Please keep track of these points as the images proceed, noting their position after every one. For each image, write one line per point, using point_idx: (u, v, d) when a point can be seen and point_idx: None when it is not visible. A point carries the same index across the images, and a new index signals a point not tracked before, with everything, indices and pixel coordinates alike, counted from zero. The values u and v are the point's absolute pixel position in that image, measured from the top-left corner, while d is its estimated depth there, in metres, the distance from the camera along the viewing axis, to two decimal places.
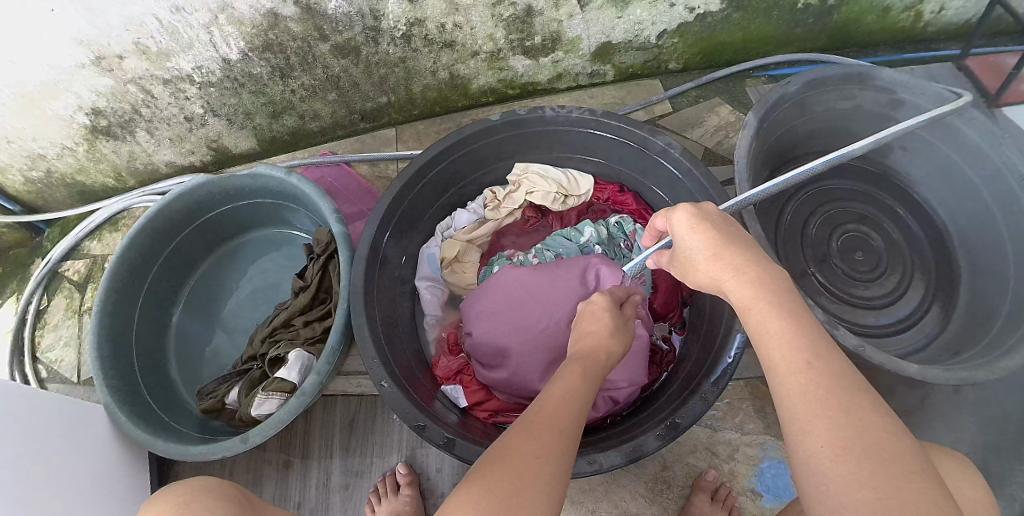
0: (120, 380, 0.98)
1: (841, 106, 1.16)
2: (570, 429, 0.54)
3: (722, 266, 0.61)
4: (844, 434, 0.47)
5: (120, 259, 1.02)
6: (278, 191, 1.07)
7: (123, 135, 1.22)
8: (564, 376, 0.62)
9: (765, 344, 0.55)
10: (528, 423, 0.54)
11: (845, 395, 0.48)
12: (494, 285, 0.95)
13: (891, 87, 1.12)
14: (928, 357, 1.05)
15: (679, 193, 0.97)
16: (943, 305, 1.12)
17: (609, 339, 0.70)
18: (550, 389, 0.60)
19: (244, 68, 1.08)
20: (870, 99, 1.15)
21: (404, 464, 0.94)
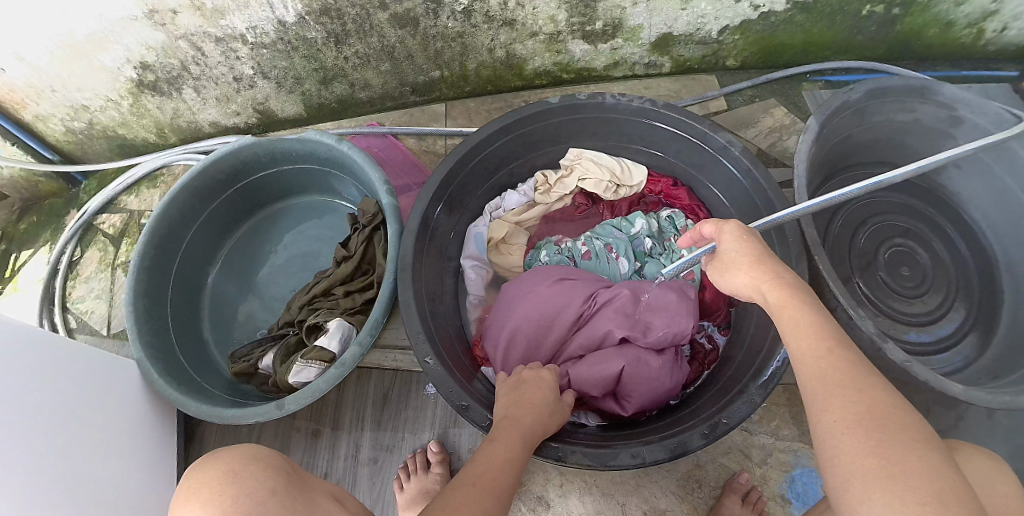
0: (153, 336, 0.97)
1: (899, 119, 1.06)
2: (502, 491, 0.57)
3: (763, 270, 0.60)
4: (856, 409, 0.47)
5: (161, 215, 1.01)
6: (326, 158, 1.06)
7: (169, 91, 1.21)
8: (503, 439, 0.64)
9: (788, 330, 0.55)
10: (463, 485, 0.55)
11: (860, 374, 0.49)
12: (530, 283, 0.91)
13: (950, 104, 1.01)
14: (968, 378, 1.00)
15: (734, 190, 0.95)
16: (982, 330, 1.05)
17: (551, 414, 0.72)
18: (483, 450, 0.62)
19: (299, 31, 1.06)
20: (930, 113, 1.04)
21: (436, 442, 0.93)
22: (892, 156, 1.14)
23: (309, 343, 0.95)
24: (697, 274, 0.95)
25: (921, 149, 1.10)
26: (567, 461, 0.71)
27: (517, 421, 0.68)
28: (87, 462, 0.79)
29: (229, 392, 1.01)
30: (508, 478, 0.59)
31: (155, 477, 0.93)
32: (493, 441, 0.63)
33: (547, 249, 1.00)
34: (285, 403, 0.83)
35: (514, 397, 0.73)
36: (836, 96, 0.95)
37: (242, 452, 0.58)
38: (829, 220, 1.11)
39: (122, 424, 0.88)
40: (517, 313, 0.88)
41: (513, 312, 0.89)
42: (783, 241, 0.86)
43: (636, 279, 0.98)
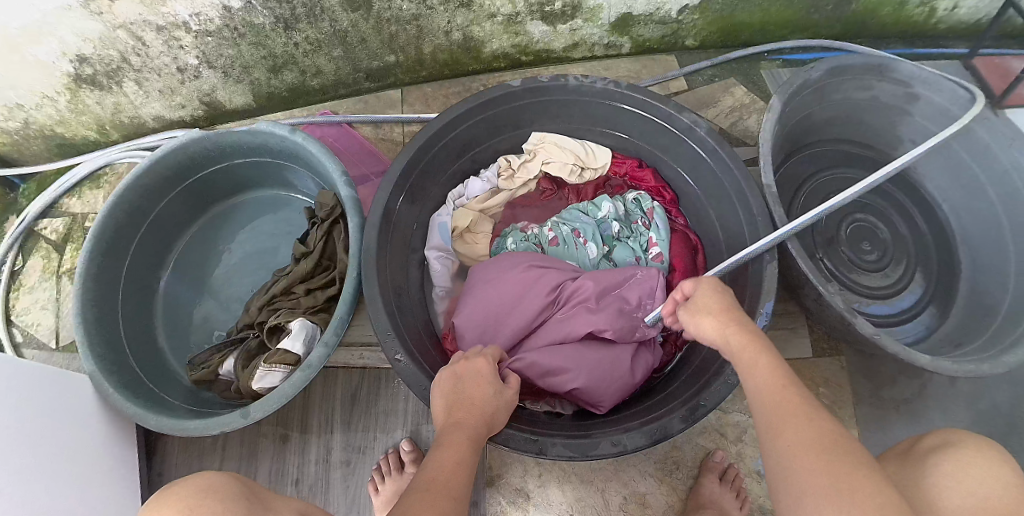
0: (106, 348, 0.92)
1: (858, 97, 1.06)
2: (460, 496, 0.54)
3: (729, 320, 0.60)
4: (810, 435, 0.46)
5: (106, 218, 0.95)
6: (278, 150, 1.02)
7: (109, 85, 1.14)
8: (449, 442, 0.60)
9: (750, 367, 0.54)
10: (418, 496, 0.52)
11: (809, 406, 0.49)
12: (498, 271, 0.88)
13: (908, 81, 1.02)
14: (931, 346, 1.02)
15: (698, 169, 0.94)
16: (940, 303, 1.07)
17: (495, 411, 0.67)
18: (435, 455, 0.58)
19: (246, 17, 1.01)
20: (887, 91, 1.04)
21: (408, 441, 0.91)
22: (850, 133, 1.14)
23: (272, 345, 0.92)
24: (665, 256, 0.96)
25: (879, 124, 1.12)
26: (548, 454, 0.70)
27: (464, 422, 0.63)
28: (42, 487, 0.74)
29: (188, 401, 0.96)
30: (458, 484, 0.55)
31: (121, 499, 0.89)
32: (443, 447, 0.59)
33: (513, 237, 0.98)
34: (250, 411, 0.80)
35: (453, 395, 0.67)
36: (797, 74, 0.93)
37: (193, 485, 0.54)
38: (791, 197, 1.13)
39: (84, 448, 0.84)
40: (487, 299, 0.86)
41: (483, 299, 0.87)
42: (749, 216, 0.85)
43: (604, 263, 0.97)
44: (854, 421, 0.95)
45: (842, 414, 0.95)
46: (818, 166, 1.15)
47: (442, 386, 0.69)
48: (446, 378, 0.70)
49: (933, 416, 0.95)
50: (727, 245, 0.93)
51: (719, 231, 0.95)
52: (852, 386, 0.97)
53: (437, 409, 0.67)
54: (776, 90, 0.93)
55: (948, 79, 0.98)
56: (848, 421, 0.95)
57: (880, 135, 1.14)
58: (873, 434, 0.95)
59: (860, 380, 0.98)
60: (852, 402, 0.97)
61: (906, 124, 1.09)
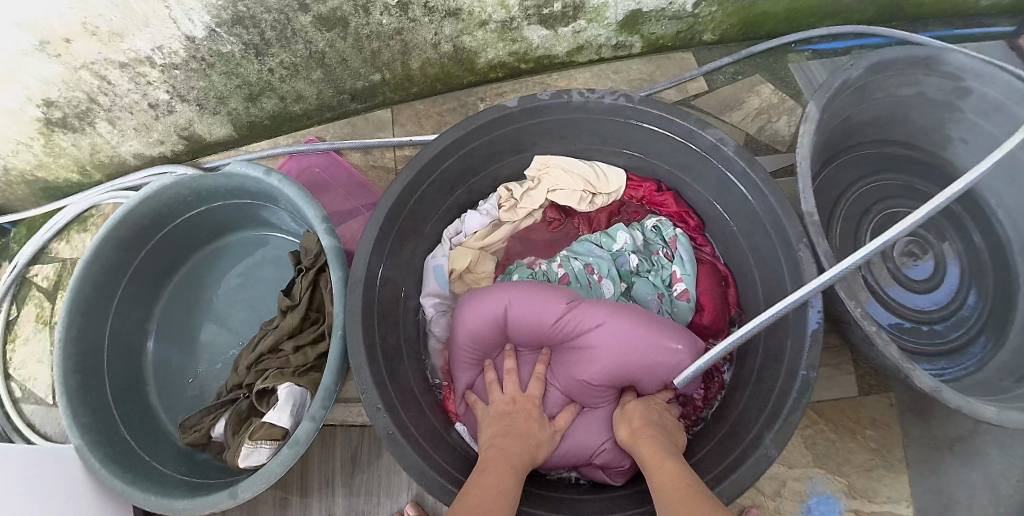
0: (92, 418, 0.86)
1: (901, 94, 0.92)
2: None
3: (646, 427, 0.71)
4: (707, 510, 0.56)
5: (82, 277, 0.89)
6: (258, 192, 0.93)
7: (82, 127, 1.06)
8: (493, 468, 0.64)
9: (655, 469, 0.65)
10: None
11: (702, 496, 0.59)
12: (492, 304, 0.79)
13: (957, 74, 0.87)
14: (988, 380, 0.88)
15: (727, 194, 0.84)
16: (997, 328, 0.93)
17: (539, 444, 0.71)
18: (476, 482, 0.62)
19: (211, 46, 0.92)
20: (934, 86, 0.90)
21: (413, 505, 0.84)
22: (892, 132, 1.01)
23: (263, 409, 0.85)
24: (691, 293, 0.87)
25: (926, 121, 0.97)
26: None
27: (506, 451, 0.67)
28: None
29: (183, 468, 0.91)
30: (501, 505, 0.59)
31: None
32: (486, 472, 0.63)
33: (517, 273, 0.90)
34: (238, 491, 0.74)
35: (501, 428, 0.71)
36: (836, 73, 0.80)
37: None
38: (830, 206, 1.01)
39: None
40: (482, 335, 0.79)
41: (476, 337, 0.80)
42: (786, 249, 0.75)
43: (624, 301, 0.87)
44: (904, 466, 0.88)
45: (890, 459, 0.88)
46: (859, 172, 1.02)
47: (491, 416, 0.74)
48: (495, 405, 0.75)
49: (993, 456, 0.84)
50: (762, 280, 0.83)
51: (752, 262, 0.85)
52: (902, 427, 0.89)
53: (485, 432, 0.71)
54: (812, 96, 0.80)
55: (1004, 69, 0.83)
56: (897, 466, 0.88)
57: (927, 133, 1.00)
58: (923, 480, 0.86)
59: (908, 419, 0.89)
60: (901, 445, 0.88)
61: (955, 122, 0.94)
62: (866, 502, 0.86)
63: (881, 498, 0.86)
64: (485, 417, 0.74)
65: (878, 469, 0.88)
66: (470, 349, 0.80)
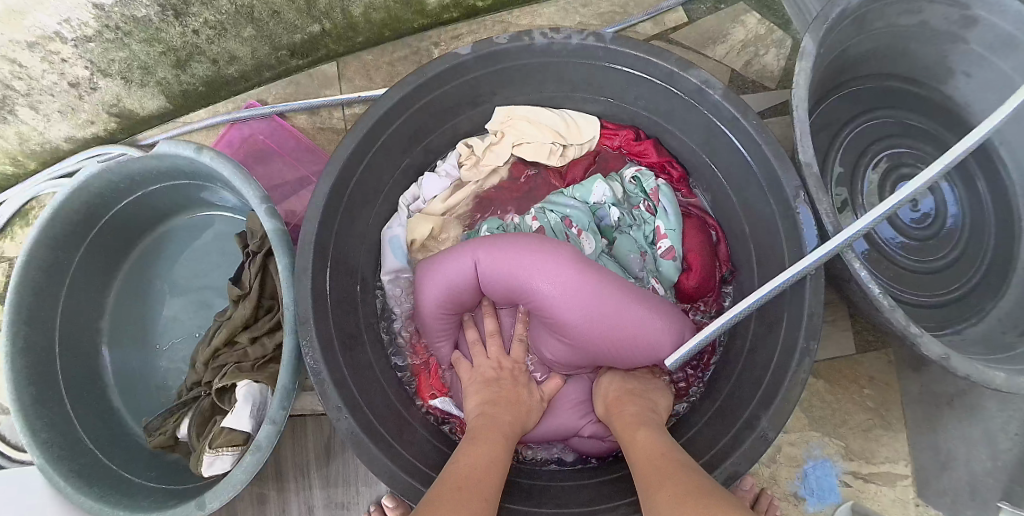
0: (52, 431, 0.81)
1: (902, 23, 0.82)
2: (489, 491, 0.52)
3: (622, 404, 0.68)
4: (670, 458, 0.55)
5: (19, 283, 0.82)
6: (194, 172, 0.85)
7: (2, 115, 0.96)
8: (484, 439, 0.60)
9: (631, 443, 0.61)
10: (446, 491, 0.51)
11: (663, 448, 0.58)
12: (461, 268, 0.72)
13: (964, 1, 0.76)
14: (989, 333, 0.81)
15: (715, 140, 0.77)
16: (999, 272, 0.85)
17: (528, 411, 0.68)
18: (465, 452, 0.58)
19: (124, 12, 0.81)
20: (939, 14, 0.80)
21: (391, 495, 0.80)
22: (892, 66, 0.91)
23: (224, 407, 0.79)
24: (677, 250, 0.79)
25: (928, 55, 0.87)
26: None
27: (496, 421, 0.63)
28: None
29: (153, 473, 0.87)
30: (490, 474, 0.55)
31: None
32: (473, 443, 0.59)
33: (487, 224, 0.83)
34: (205, 501, 0.70)
35: (490, 395, 0.67)
36: (831, 2, 0.70)
37: None
38: (826, 145, 0.93)
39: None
40: (453, 297, 0.73)
41: (446, 300, 0.73)
42: (781, 204, 0.69)
43: (605, 258, 0.80)
44: (902, 424, 0.85)
45: (889, 418, 0.85)
46: (857, 109, 0.93)
47: (476, 390, 0.69)
48: (484, 376, 0.70)
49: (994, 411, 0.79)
50: (754, 241, 0.78)
51: (740, 214, 0.80)
52: (902, 383, 0.86)
53: (473, 403, 0.68)
54: (809, 32, 0.70)
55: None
56: (896, 426, 0.85)
57: (928, 69, 0.90)
58: (922, 436, 0.83)
59: (906, 374, 0.86)
60: (900, 403, 0.85)
61: (958, 54, 0.84)
62: (864, 463, 0.84)
63: (879, 459, 0.84)
64: (472, 384, 0.70)
65: (876, 430, 0.85)
66: (441, 314, 0.74)
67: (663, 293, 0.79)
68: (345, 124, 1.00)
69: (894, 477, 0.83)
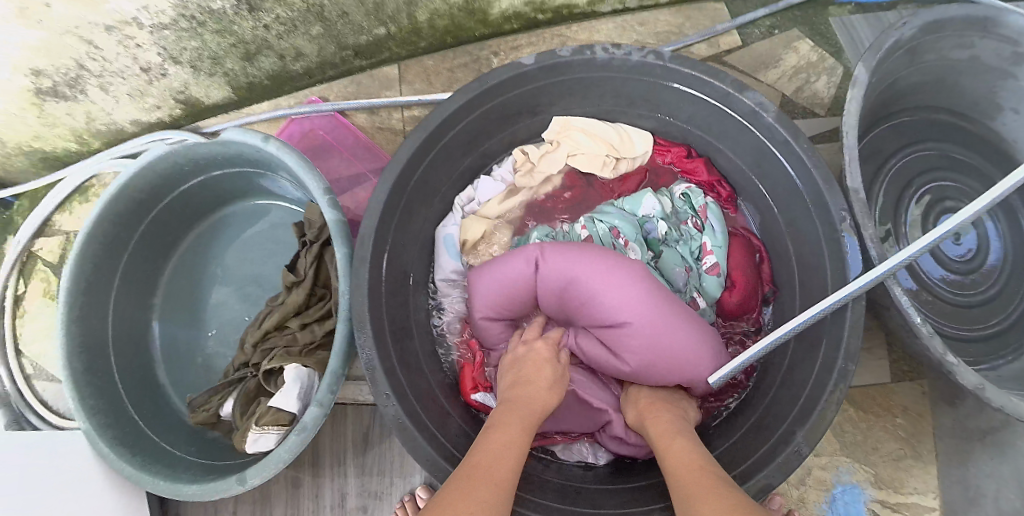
0: (99, 399, 0.84)
1: (953, 56, 0.82)
2: (508, 481, 0.51)
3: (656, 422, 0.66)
4: (693, 451, 0.59)
5: (81, 256, 0.85)
6: (259, 160, 0.88)
7: (74, 95, 1.01)
8: (505, 422, 0.59)
9: (667, 453, 0.60)
10: (467, 478, 0.51)
11: (689, 440, 0.61)
12: (521, 268, 0.74)
13: (1016, 37, 0.76)
14: None
15: (765, 162, 0.78)
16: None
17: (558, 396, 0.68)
18: (484, 438, 0.57)
19: (200, 3, 0.84)
20: (990, 50, 0.80)
21: (425, 487, 0.82)
22: (942, 98, 0.91)
23: (269, 389, 0.82)
24: (722, 268, 0.81)
25: (976, 88, 0.87)
26: None
27: (517, 403, 0.63)
28: None
29: (193, 448, 0.89)
30: (511, 463, 0.55)
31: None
32: (495, 428, 0.58)
33: (538, 231, 0.85)
34: (247, 477, 0.72)
35: (521, 375, 0.67)
36: (886, 33, 0.71)
37: None
38: (871, 175, 0.94)
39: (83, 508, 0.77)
40: (507, 294, 0.75)
41: (501, 296, 0.75)
42: (828, 228, 0.70)
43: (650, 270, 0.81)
44: (932, 457, 0.84)
45: (920, 449, 0.84)
46: (903, 141, 0.94)
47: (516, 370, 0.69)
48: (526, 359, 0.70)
49: None
50: (798, 262, 0.79)
51: (785, 234, 0.81)
52: (936, 416, 0.85)
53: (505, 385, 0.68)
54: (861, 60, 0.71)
55: None
56: (927, 458, 0.84)
57: (976, 103, 0.89)
58: (959, 472, 0.82)
59: (940, 407, 0.85)
60: (932, 435, 0.84)
61: (1008, 90, 0.83)
62: (892, 493, 0.83)
63: (908, 489, 0.83)
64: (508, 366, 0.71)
65: (906, 460, 0.84)
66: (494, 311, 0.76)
67: (704, 307, 0.81)
68: (403, 125, 1.03)
69: (922, 510, 0.83)
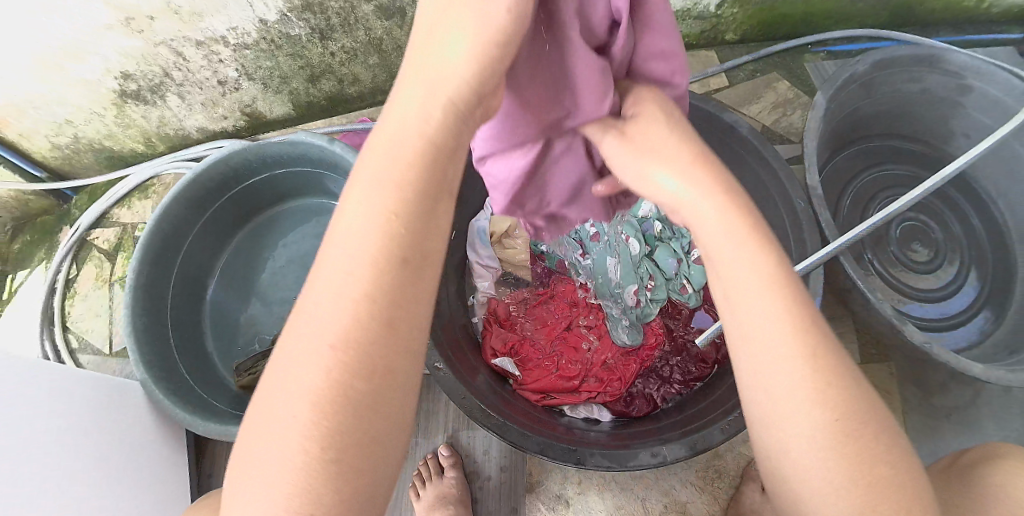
0: (156, 356, 0.95)
1: (905, 90, 1.01)
2: (388, 360, 0.36)
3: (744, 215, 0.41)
4: (829, 365, 0.38)
5: (153, 231, 0.98)
6: (320, 160, 1.03)
7: (153, 99, 1.16)
8: (389, 203, 0.37)
9: (785, 345, 0.38)
10: (323, 359, 0.35)
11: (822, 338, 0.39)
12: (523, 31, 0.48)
13: (959, 73, 0.95)
14: (983, 354, 0.94)
15: (744, 174, 0.93)
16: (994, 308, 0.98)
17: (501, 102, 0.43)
18: (362, 233, 0.37)
19: (281, 29, 1.00)
20: (937, 83, 0.98)
21: (446, 445, 0.92)
22: (899, 126, 1.10)
23: None
24: None
25: (929, 117, 1.05)
26: (586, 464, 0.72)
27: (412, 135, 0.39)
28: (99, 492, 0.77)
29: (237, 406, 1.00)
30: (404, 293, 0.37)
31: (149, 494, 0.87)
32: (376, 195, 0.38)
33: None
34: None
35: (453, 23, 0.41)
36: (842, 68, 0.91)
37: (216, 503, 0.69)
38: (839, 192, 1.10)
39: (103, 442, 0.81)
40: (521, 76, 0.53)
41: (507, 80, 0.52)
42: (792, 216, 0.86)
43: (647, 261, 0.97)
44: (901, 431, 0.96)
45: None
46: (864, 164, 1.12)
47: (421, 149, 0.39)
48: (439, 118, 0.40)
49: (990, 427, 0.91)
50: None
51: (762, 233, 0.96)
52: (902, 394, 0.97)
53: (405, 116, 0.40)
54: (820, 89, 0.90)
55: (1001, 68, 0.90)
56: None
57: (931, 130, 1.07)
58: (924, 443, 0.94)
59: (904, 386, 0.97)
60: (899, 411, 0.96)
61: (958, 118, 1.02)
62: None
63: None
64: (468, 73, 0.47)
65: None
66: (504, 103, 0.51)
67: (692, 291, 0.96)
68: None
69: None
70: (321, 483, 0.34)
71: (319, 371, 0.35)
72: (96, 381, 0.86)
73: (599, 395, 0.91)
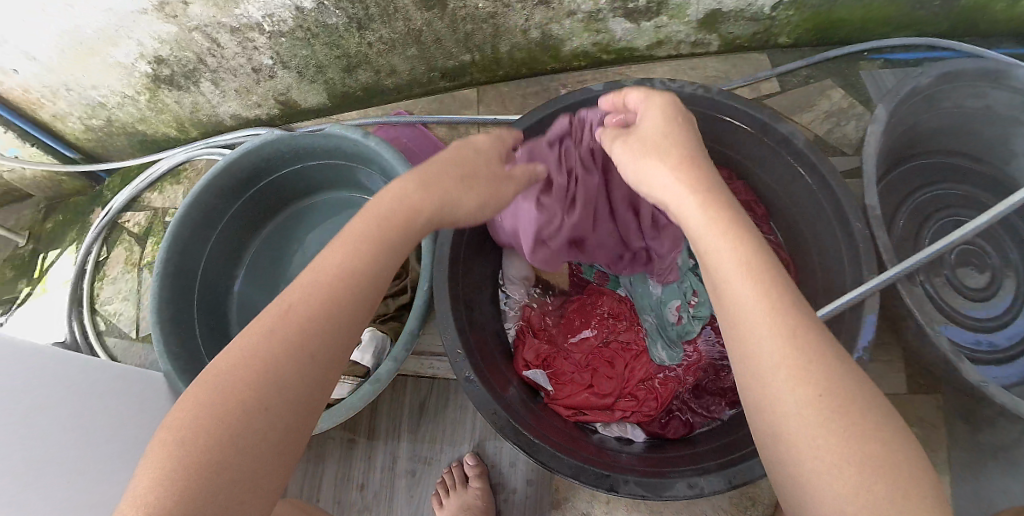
0: (181, 346, 0.94)
1: (968, 105, 0.94)
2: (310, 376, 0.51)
3: (704, 214, 0.53)
4: (817, 375, 0.44)
5: (182, 218, 0.97)
6: (353, 155, 1.00)
7: (187, 85, 1.15)
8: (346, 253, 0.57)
9: (769, 347, 0.45)
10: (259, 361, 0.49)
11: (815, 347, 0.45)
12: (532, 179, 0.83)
13: None
14: None
15: (794, 187, 0.92)
16: None
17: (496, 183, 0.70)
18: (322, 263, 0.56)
19: (318, 18, 0.98)
20: (1003, 99, 0.90)
21: (473, 454, 0.89)
22: (958, 143, 1.03)
23: None
24: None
25: (992, 137, 0.98)
26: (619, 491, 0.69)
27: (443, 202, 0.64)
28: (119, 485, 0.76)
29: None
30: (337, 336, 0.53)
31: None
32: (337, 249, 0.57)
33: None
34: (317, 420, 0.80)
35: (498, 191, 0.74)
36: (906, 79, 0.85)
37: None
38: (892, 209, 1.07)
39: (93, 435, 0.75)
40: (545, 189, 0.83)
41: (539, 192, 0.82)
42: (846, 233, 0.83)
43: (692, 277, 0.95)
44: (945, 467, 0.92)
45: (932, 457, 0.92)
46: (920, 182, 1.06)
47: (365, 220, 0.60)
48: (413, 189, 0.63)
49: None
50: (823, 272, 0.93)
51: (813, 254, 0.95)
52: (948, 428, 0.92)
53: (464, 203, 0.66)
54: (881, 102, 0.85)
55: None
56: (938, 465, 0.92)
57: (992, 148, 1.00)
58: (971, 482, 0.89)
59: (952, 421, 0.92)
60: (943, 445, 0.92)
61: None
62: None
63: None
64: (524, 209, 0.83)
65: None
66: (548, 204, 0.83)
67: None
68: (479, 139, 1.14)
69: None
70: (208, 453, 0.45)
71: (213, 374, 0.49)
72: (85, 367, 0.80)
73: (634, 415, 0.88)
